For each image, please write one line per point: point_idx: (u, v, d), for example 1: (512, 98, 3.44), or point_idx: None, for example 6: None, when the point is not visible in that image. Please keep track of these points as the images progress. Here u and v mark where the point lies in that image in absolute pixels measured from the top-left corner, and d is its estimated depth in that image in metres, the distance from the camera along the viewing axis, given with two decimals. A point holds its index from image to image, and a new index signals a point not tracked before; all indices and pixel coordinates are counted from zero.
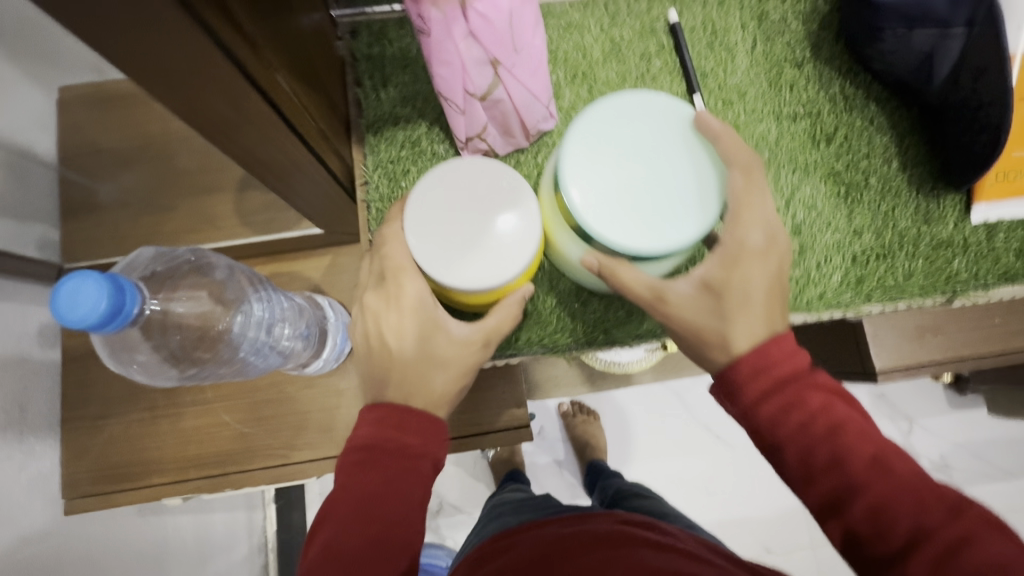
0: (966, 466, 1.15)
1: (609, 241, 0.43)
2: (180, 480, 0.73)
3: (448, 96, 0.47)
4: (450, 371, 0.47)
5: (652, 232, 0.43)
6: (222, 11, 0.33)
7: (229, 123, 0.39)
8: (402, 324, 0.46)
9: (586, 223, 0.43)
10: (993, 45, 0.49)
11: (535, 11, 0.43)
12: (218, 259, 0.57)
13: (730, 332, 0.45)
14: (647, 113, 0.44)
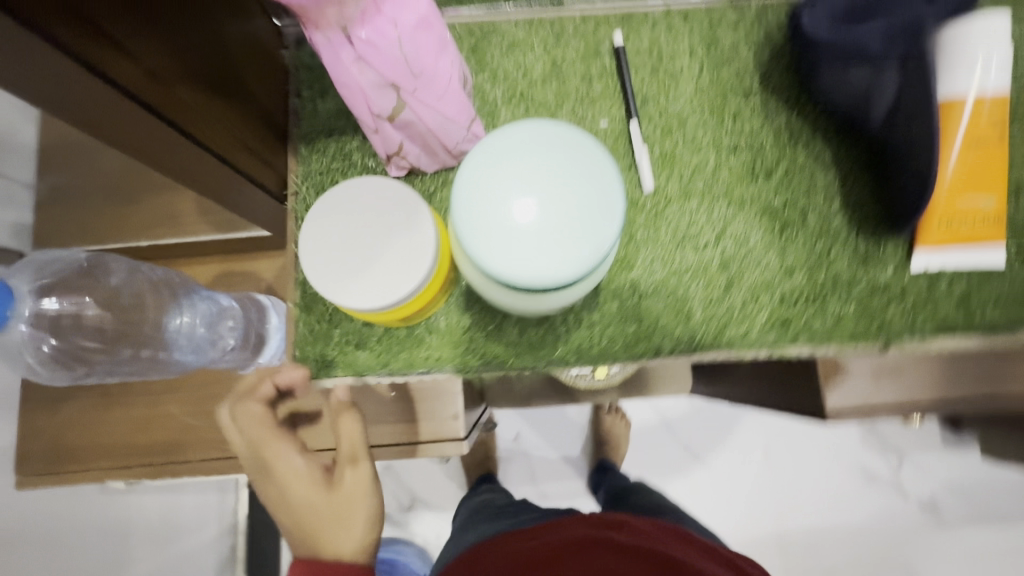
0: (956, 508, 1.07)
1: (519, 272, 0.43)
2: (126, 466, 0.75)
3: (360, 116, 0.47)
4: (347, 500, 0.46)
5: (562, 258, 0.43)
6: (92, 30, 0.35)
7: (122, 132, 0.41)
8: (285, 482, 0.47)
9: (488, 253, 0.43)
10: (922, 91, 0.45)
11: (436, 37, 0.43)
12: (117, 265, 0.65)
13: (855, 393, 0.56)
14: (539, 139, 0.44)
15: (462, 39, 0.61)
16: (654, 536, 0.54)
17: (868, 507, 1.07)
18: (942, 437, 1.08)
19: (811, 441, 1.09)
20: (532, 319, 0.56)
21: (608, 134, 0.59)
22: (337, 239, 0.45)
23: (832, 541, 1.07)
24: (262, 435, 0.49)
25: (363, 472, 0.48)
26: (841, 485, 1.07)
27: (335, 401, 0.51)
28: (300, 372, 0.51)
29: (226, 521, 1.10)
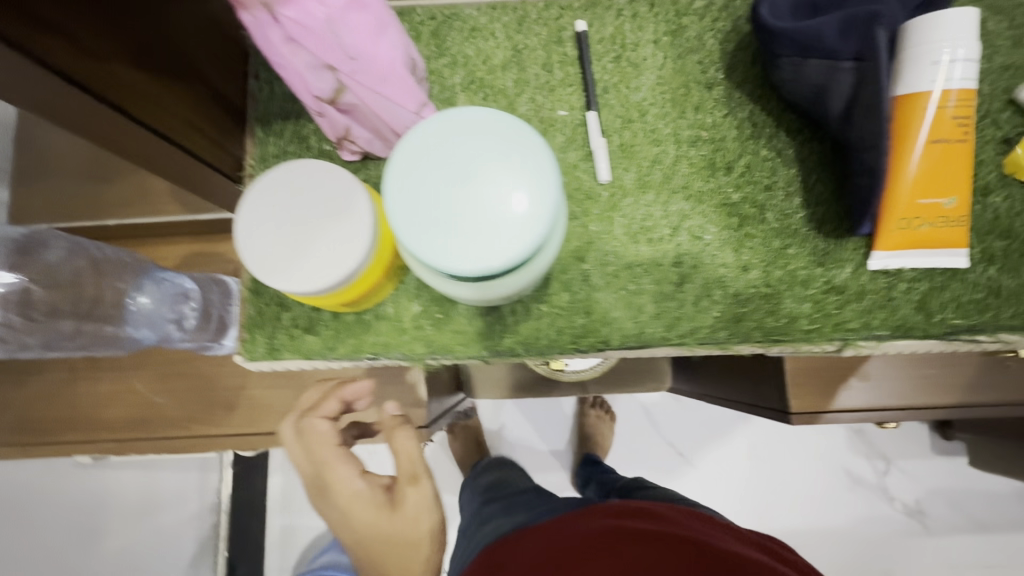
0: (942, 516, 1.03)
1: (456, 260, 0.43)
2: (91, 440, 0.76)
3: (302, 98, 0.47)
4: (408, 520, 0.47)
5: (497, 245, 0.42)
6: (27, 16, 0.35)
7: (65, 117, 0.41)
8: (348, 499, 0.48)
9: (424, 242, 0.43)
10: (877, 85, 0.45)
11: (372, 18, 0.42)
12: (56, 239, 0.63)
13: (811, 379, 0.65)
14: (471, 126, 0.44)
15: (423, 22, 0.60)
16: (677, 520, 0.57)
17: (851, 510, 1.03)
18: (933, 443, 1.04)
19: (806, 439, 1.06)
20: (480, 308, 0.55)
21: (567, 123, 0.58)
22: (270, 223, 0.45)
23: (814, 542, 1.03)
24: (326, 454, 0.51)
25: (425, 495, 0.49)
26: (826, 487, 1.04)
27: (388, 416, 0.52)
28: (370, 383, 0.53)
29: (208, 498, 1.06)
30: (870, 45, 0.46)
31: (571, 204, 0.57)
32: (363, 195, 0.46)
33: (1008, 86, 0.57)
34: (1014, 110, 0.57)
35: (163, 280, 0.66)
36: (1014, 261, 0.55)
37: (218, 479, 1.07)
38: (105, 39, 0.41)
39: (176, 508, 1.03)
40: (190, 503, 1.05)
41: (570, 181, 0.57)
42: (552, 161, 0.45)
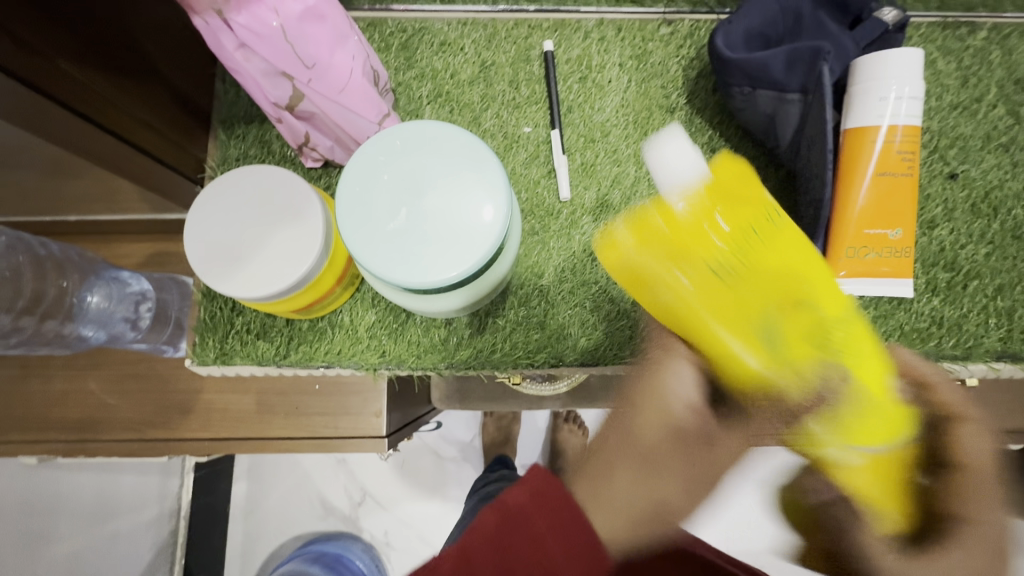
0: None
1: (407, 274, 0.42)
2: (39, 440, 0.70)
3: (260, 104, 0.47)
4: (668, 497, 0.41)
5: (450, 257, 0.42)
6: None
7: (15, 113, 0.41)
8: (668, 425, 0.41)
9: (376, 254, 0.42)
10: (817, 118, 0.48)
11: (330, 30, 0.43)
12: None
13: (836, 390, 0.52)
14: (421, 137, 0.44)
15: (393, 34, 0.61)
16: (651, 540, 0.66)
17: None
18: None
19: None
20: (436, 320, 0.55)
21: (530, 139, 0.59)
22: (220, 226, 0.45)
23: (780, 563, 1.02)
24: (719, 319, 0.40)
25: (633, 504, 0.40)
26: None
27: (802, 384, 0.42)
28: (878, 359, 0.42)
29: (169, 504, 1.01)
30: (812, 79, 0.48)
31: (531, 219, 0.58)
32: (312, 200, 0.46)
33: (954, 124, 0.60)
34: (960, 148, 0.59)
35: (115, 280, 0.69)
36: (956, 293, 0.57)
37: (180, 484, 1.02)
38: (58, 41, 0.41)
39: (136, 514, 0.95)
40: (151, 507, 0.98)
41: (531, 197, 0.58)
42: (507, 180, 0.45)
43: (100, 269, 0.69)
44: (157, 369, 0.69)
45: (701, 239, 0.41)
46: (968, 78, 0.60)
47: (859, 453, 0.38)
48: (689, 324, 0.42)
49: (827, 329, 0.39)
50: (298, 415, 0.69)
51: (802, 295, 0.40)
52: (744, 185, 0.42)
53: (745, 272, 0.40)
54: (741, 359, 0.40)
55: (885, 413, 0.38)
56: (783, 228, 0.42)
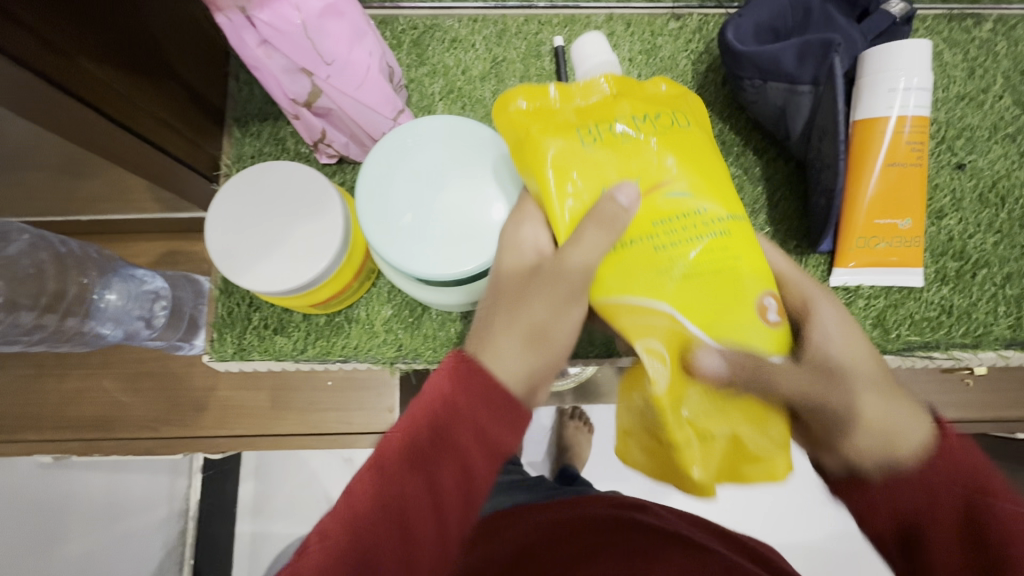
0: None
1: (429, 266, 0.43)
2: (55, 439, 0.71)
3: (278, 101, 0.47)
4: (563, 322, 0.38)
5: (470, 249, 0.43)
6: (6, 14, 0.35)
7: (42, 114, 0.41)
8: (520, 255, 0.40)
9: (397, 248, 0.43)
10: (829, 108, 0.48)
11: (347, 25, 0.43)
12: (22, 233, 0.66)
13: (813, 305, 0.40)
14: (439, 132, 0.45)
15: (405, 31, 0.61)
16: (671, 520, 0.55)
17: None
18: None
19: None
20: (452, 314, 0.56)
21: None
22: (240, 223, 0.46)
23: None
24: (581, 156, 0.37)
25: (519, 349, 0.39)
26: None
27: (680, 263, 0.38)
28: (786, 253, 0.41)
29: (177, 505, 0.93)
30: (824, 71, 0.49)
31: None
32: (331, 197, 0.46)
33: (961, 115, 0.60)
34: (967, 139, 0.60)
35: (130, 279, 0.70)
36: (965, 281, 0.58)
37: (187, 488, 0.94)
38: (80, 41, 0.41)
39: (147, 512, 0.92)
40: (160, 508, 0.94)
41: None
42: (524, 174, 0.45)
43: (119, 268, 0.70)
44: (170, 368, 0.70)
45: (596, 122, 0.37)
46: (974, 70, 0.61)
47: (663, 316, 0.34)
48: (533, 173, 0.38)
49: (680, 222, 0.35)
50: (312, 410, 0.69)
51: (665, 185, 0.36)
52: (665, 104, 0.39)
53: (618, 151, 0.37)
54: (571, 221, 0.37)
55: (731, 304, 0.34)
56: (680, 137, 0.37)
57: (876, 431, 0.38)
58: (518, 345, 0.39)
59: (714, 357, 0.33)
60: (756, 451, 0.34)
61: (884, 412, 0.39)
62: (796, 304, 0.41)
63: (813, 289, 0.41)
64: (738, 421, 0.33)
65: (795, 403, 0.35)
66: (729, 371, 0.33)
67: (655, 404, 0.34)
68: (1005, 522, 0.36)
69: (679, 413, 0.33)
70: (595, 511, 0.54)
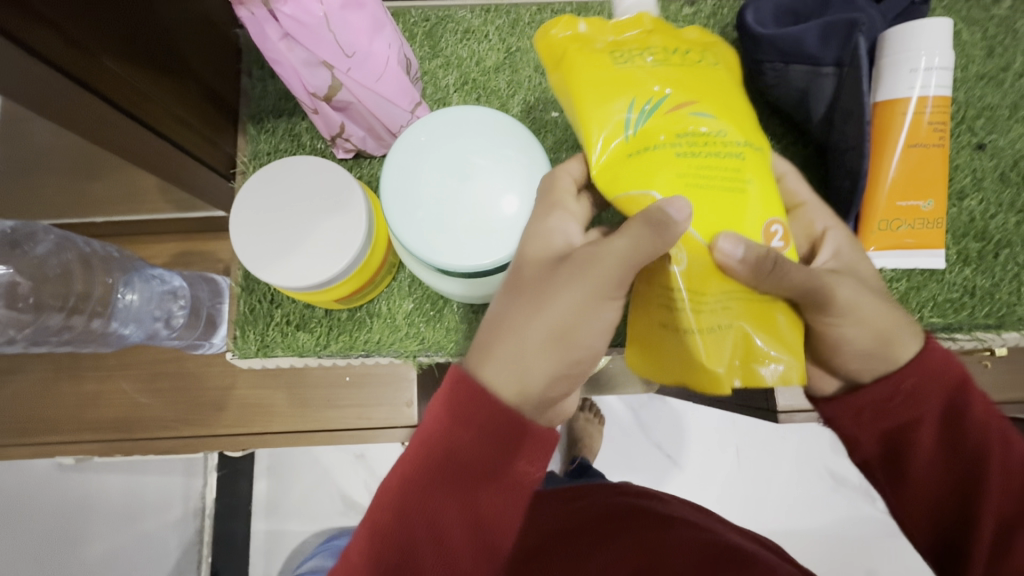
0: None
1: (458, 258, 0.42)
2: (76, 440, 0.72)
3: (296, 94, 0.47)
4: (584, 328, 0.35)
5: (499, 239, 0.43)
6: (27, 10, 0.35)
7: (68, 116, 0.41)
8: (538, 249, 0.37)
9: (425, 240, 0.43)
10: (854, 90, 0.47)
11: (368, 17, 0.43)
12: (45, 232, 0.61)
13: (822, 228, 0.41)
14: (465, 122, 0.44)
15: (418, 24, 0.61)
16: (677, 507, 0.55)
17: None
18: None
19: None
20: (474, 307, 0.56)
21: (558, 124, 0.60)
22: (266, 218, 0.45)
23: None
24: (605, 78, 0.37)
25: (532, 357, 0.35)
26: None
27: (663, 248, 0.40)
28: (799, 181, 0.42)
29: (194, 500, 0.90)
30: (848, 52, 0.48)
31: None
32: (355, 191, 0.46)
33: (981, 94, 0.60)
34: (987, 118, 0.60)
35: (150, 279, 0.68)
36: (987, 262, 0.57)
37: (204, 485, 0.89)
38: (101, 38, 0.41)
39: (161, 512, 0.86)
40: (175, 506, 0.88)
41: None
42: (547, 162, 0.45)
43: (139, 268, 0.69)
44: (189, 368, 0.70)
45: (632, 49, 0.38)
46: (993, 48, 0.60)
47: (682, 220, 0.34)
48: (570, 90, 0.38)
49: (701, 140, 0.35)
50: (330, 407, 0.70)
51: (694, 105, 0.35)
52: (697, 41, 0.39)
53: (651, 73, 0.36)
54: (609, 137, 0.36)
55: (750, 219, 0.34)
56: (710, 68, 0.37)
57: (873, 328, 0.37)
58: (536, 349, 0.35)
59: (736, 242, 0.32)
60: (762, 339, 0.34)
61: (881, 314, 0.38)
62: (814, 231, 0.41)
63: (826, 211, 0.42)
64: (747, 307, 0.34)
65: (807, 288, 0.34)
66: (750, 254, 0.32)
67: (674, 287, 0.34)
68: (978, 419, 0.38)
69: (699, 299, 0.34)
70: (604, 501, 0.53)
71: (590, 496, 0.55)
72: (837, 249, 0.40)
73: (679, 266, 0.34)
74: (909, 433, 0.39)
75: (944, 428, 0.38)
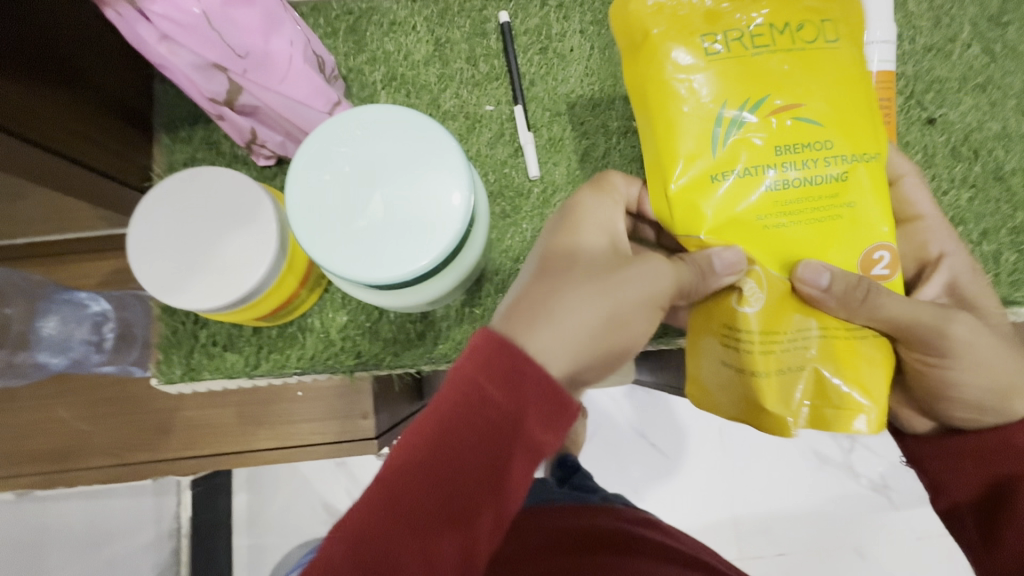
0: None
1: (373, 270, 0.39)
2: (10, 475, 0.63)
3: (196, 101, 0.44)
4: (630, 323, 0.37)
5: (414, 248, 0.40)
6: None
7: None
8: (591, 241, 0.39)
9: (334, 252, 0.39)
10: None
11: (259, 13, 0.40)
12: None
13: (938, 250, 0.46)
14: (385, 122, 0.41)
15: (340, 17, 0.57)
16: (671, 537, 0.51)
17: None
18: None
19: None
20: (410, 316, 0.53)
21: (493, 118, 0.57)
22: (170, 236, 0.42)
23: None
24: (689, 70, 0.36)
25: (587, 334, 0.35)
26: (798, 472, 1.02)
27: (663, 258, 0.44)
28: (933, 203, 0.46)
29: (167, 525, 0.83)
30: None
31: (500, 202, 0.55)
32: (262, 200, 0.43)
33: (930, 67, 0.58)
34: (937, 91, 0.58)
35: (73, 302, 0.64)
36: None
37: (177, 503, 0.83)
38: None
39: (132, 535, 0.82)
40: (146, 530, 0.83)
41: (499, 178, 0.56)
42: (468, 164, 0.42)
43: (57, 293, 0.64)
44: (127, 392, 0.63)
45: (722, 30, 0.36)
46: (940, 19, 0.58)
47: (759, 258, 0.37)
48: (650, 84, 0.37)
49: (801, 149, 0.36)
50: (284, 423, 0.61)
51: (796, 108, 0.36)
52: (812, 11, 0.36)
53: (750, 68, 0.36)
54: (699, 141, 0.36)
55: (849, 244, 0.37)
56: (823, 51, 0.36)
57: (987, 372, 0.40)
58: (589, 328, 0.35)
59: (820, 273, 0.35)
60: (842, 381, 0.36)
61: (993, 354, 0.40)
62: (932, 252, 0.46)
63: (943, 233, 0.46)
64: (834, 350, 0.36)
65: (905, 328, 0.37)
66: (837, 290, 0.35)
67: (744, 326, 0.37)
68: None
69: (770, 338, 0.36)
70: (602, 523, 0.48)
71: (588, 516, 0.49)
72: (952, 277, 0.45)
73: (750, 308, 0.37)
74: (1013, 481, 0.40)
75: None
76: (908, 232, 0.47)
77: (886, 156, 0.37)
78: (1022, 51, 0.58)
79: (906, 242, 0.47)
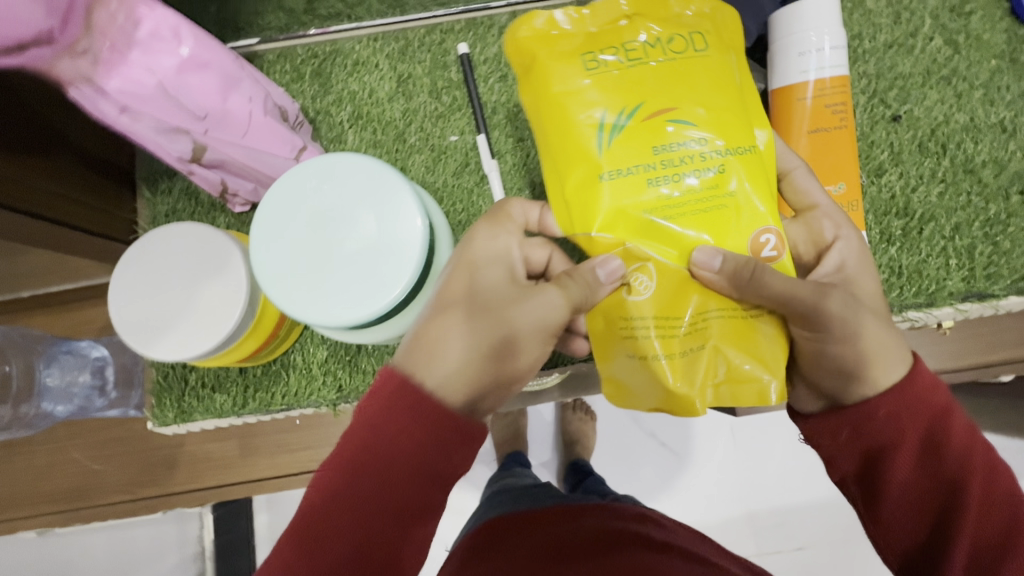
0: None
1: (333, 311, 0.41)
2: (31, 516, 0.65)
3: (167, 161, 0.46)
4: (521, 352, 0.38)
5: (371, 287, 0.41)
6: None
7: None
8: (481, 273, 0.39)
9: (293, 295, 0.41)
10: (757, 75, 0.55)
11: (216, 76, 0.41)
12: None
13: (831, 241, 0.41)
14: (315, 162, 0.43)
15: (305, 62, 0.59)
16: (672, 530, 0.49)
17: None
18: None
19: None
20: (388, 347, 0.55)
21: (458, 148, 0.58)
22: (150, 293, 0.44)
23: None
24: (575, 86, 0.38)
25: (475, 364, 0.37)
26: None
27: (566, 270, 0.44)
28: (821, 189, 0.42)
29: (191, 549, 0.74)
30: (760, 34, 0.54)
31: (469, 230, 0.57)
32: (229, 249, 0.45)
33: (892, 64, 0.58)
34: (900, 88, 0.57)
35: (76, 351, 0.67)
36: (912, 239, 0.55)
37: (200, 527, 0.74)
38: None
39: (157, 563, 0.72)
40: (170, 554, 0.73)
41: (466, 207, 0.57)
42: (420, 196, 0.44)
43: (61, 343, 0.67)
44: (134, 430, 0.65)
45: (602, 48, 0.38)
46: (900, 14, 0.58)
47: (649, 257, 0.37)
48: (540, 100, 0.39)
49: (677, 150, 0.36)
50: (281, 453, 0.63)
51: (670, 111, 0.37)
52: (681, 24, 0.38)
53: (624, 78, 0.37)
54: (582, 153, 0.38)
55: (730, 233, 0.37)
56: (691, 60, 0.37)
57: (858, 344, 0.37)
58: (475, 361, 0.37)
59: (713, 257, 0.36)
60: (744, 360, 0.36)
61: (864, 327, 0.37)
62: (824, 240, 0.41)
63: (840, 219, 0.41)
64: (729, 330, 0.37)
65: (786, 305, 0.35)
66: (728, 273, 0.35)
67: (636, 313, 0.37)
68: (960, 444, 0.37)
69: (669, 323, 0.37)
70: (593, 524, 0.47)
71: (582, 519, 0.48)
72: (843, 264, 0.40)
73: (639, 296, 0.37)
74: (888, 456, 0.37)
75: (922, 455, 0.37)
76: (805, 221, 0.42)
77: (760, 149, 0.38)
78: (985, 40, 0.57)
79: (803, 233, 0.42)
